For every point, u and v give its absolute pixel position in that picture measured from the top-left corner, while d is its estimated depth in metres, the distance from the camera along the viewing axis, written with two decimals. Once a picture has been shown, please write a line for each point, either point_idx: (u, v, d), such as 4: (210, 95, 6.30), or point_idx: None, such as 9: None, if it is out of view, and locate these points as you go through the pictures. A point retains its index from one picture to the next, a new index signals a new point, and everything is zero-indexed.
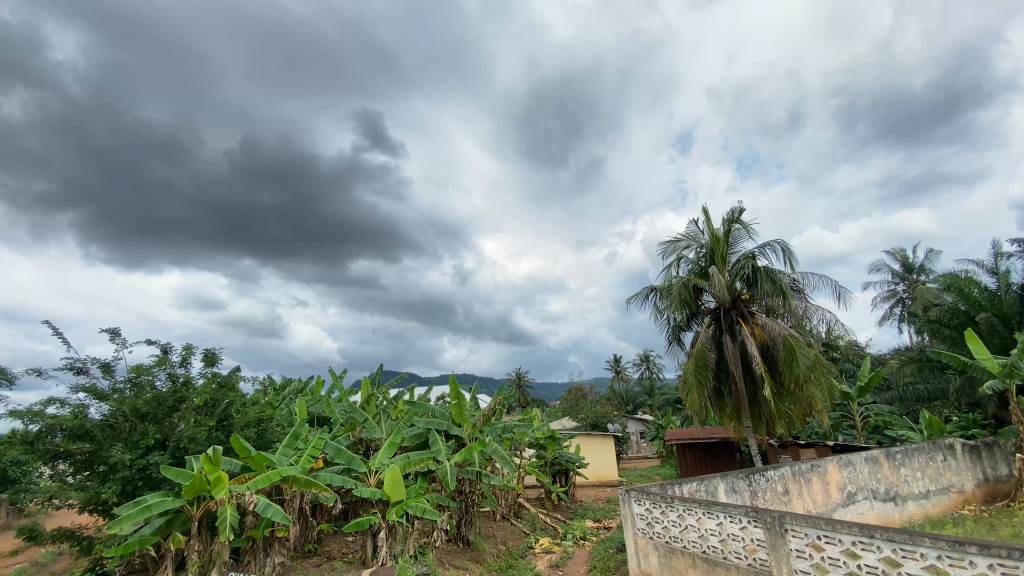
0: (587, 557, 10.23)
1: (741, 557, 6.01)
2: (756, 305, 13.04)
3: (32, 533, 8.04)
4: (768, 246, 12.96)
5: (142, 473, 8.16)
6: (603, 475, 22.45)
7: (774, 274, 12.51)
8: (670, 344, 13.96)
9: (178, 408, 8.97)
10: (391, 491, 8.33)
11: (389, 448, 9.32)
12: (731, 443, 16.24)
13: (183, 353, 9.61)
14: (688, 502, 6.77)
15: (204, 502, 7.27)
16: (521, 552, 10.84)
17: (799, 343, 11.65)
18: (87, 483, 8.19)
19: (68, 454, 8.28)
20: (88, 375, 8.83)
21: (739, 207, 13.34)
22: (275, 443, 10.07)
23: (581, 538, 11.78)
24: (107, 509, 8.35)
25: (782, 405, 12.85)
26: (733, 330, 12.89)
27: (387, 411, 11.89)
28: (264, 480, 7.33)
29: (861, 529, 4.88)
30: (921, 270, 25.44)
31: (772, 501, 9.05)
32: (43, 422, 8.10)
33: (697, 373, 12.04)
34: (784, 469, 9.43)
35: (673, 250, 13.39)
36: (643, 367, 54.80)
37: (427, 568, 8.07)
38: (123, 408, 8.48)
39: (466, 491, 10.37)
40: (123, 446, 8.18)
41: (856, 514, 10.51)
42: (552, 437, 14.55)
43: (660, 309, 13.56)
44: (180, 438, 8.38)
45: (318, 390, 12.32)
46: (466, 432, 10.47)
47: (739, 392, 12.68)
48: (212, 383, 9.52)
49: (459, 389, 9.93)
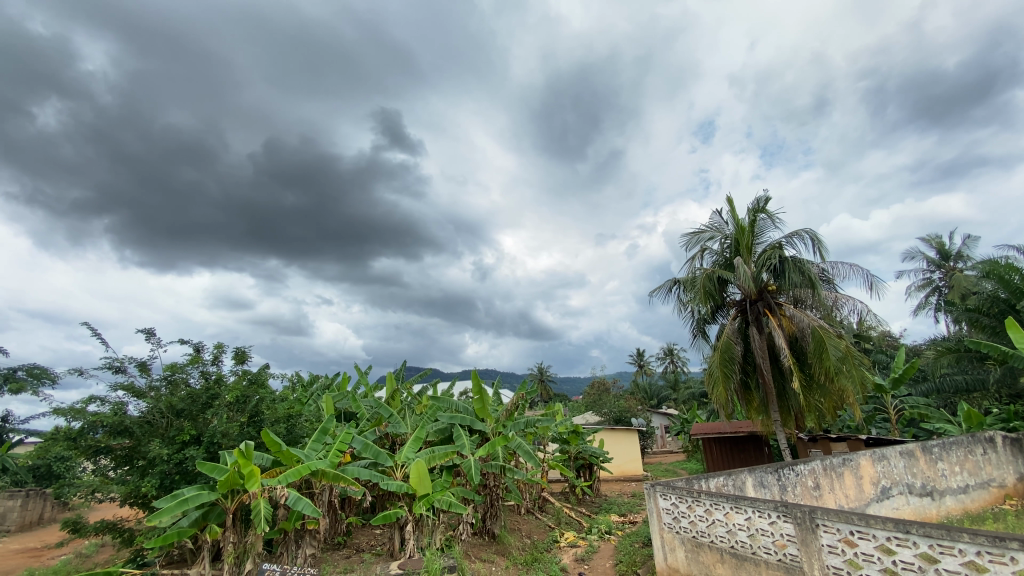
0: (612, 552, 10.21)
1: (771, 553, 5.91)
2: (784, 296, 12.74)
3: (77, 526, 8.43)
4: (796, 236, 12.65)
5: (179, 468, 8.45)
6: (628, 470, 22.30)
7: (802, 264, 12.20)
8: (695, 337, 13.75)
9: (211, 404, 9.23)
10: (417, 485, 8.42)
11: (414, 443, 9.42)
12: (759, 437, 15.93)
13: (215, 351, 9.86)
14: (715, 496, 6.67)
15: (238, 496, 7.49)
16: (547, 545, 10.88)
17: (829, 335, 11.35)
18: (128, 477, 8.54)
19: (108, 450, 8.65)
20: (126, 373, 9.17)
21: (765, 196, 13.06)
22: (305, 438, 10.28)
23: (606, 533, 11.76)
24: (147, 502, 8.63)
25: (812, 398, 12.56)
26: (760, 322, 12.63)
27: (412, 406, 12.03)
28: (294, 474, 7.48)
29: (896, 525, 4.75)
30: (958, 257, 24.48)
31: (803, 496, 8.86)
32: (84, 419, 8.44)
33: (723, 366, 11.79)
34: (815, 463, 9.21)
35: (696, 241, 13.19)
36: (667, 361, 54.09)
37: (455, 561, 8.14)
38: (159, 405, 8.79)
39: (491, 485, 10.49)
40: (160, 441, 8.49)
41: (891, 509, 10.20)
42: (575, 431, 14.52)
43: (684, 301, 13.37)
44: (213, 433, 8.66)
45: (344, 385, 12.54)
46: (489, 427, 10.53)
47: (767, 385, 12.43)
48: (242, 380, 9.78)
49: (481, 384, 9.98)
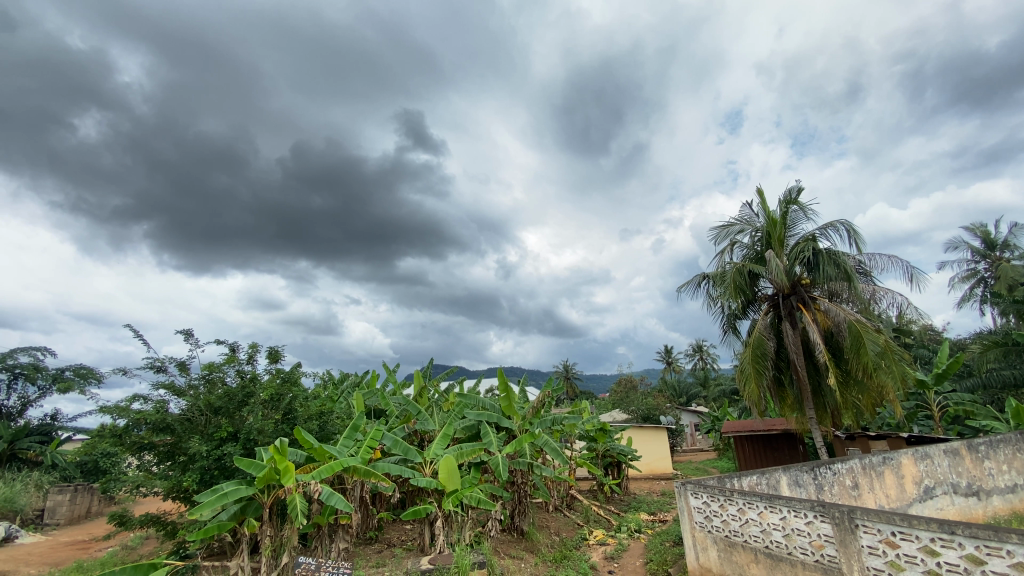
0: (642, 550, 10.10)
1: (807, 553, 5.74)
2: (818, 290, 12.35)
3: (123, 519, 8.83)
4: (831, 227, 12.24)
5: (218, 463, 8.76)
6: (657, 468, 22.01)
7: (837, 256, 11.80)
8: (725, 333, 13.47)
9: (247, 402, 9.50)
10: (446, 481, 8.50)
11: (442, 439, 9.51)
12: (793, 435, 15.52)
13: (250, 351, 10.13)
14: (748, 495, 6.52)
15: (274, 490, 7.69)
16: (575, 543, 10.83)
17: (867, 329, 10.94)
18: (170, 472, 8.89)
19: (151, 445, 9.03)
20: (167, 373, 9.52)
21: (797, 187, 12.69)
22: (336, 435, 10.50)
23: (636, 531, 11.65)
24: (188, 496, 8.97)
25: (849, 395, 12.16)
26: (794, 317, 12.28)
27: (440, 404, 12.14)
28: (327, 470, 7.64)
29: (940, 525, 4.56)
30: (1005, 246, 23.26)
31: (841, 495, 8.59)
32: (129, 417, 8.81)
33: (755, 363, 11.50)
34: (854, 462, 8.90)
35: (726, 234, 12.90)
36: (696, 358, 53.12)
37: (484, 557, 8.19)
38: (198, 403, 9.11)
39: (519, 482, 10.54)
40: (200, 438, 8.82)
41: (934, 509, 9.80)
42: (603, 429, 14.40)
43: (714, 296, 13.10)
44: (249, 430, 8.92)
45: (373, 383, 12.75)
46: (516, 424, 10.55)
47: (802, 382, 12.08)
48: (276, 378, 10.02)
49: (508, 381, 10.00)
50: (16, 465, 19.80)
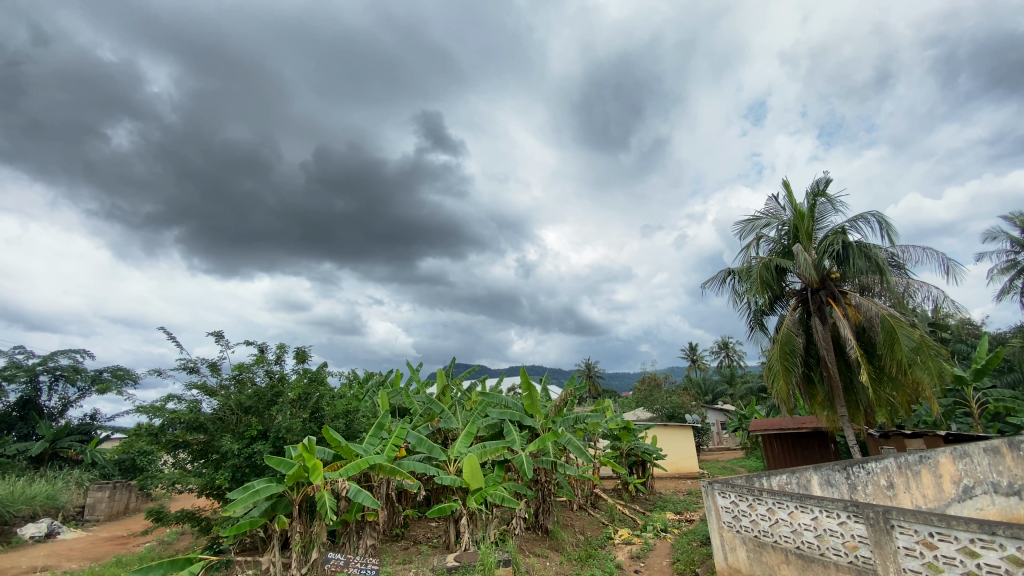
0: (669, 550, 10.00)
1: (841, 555, 5.60)
2: (849, 284, 12.01)
3: (160, 514, 9.14)
4: (861, 219, 11.88)
5: (248, 461, 8.97)
6: (682, 467, 21.72)
7: (868, 249, 11.43)
8: (752, 330, 13.20)
9: (276, 401, 9.72)
10: (470, 479, 8.53)
11: (466, 438, 9.57)
12: (824, 433, 15.15)
13: (278, 351, 10.35)
14: (778, 494, 6.38)
15: (303, 488, 7.85)
16: (601, 542, 10.77)
17: (901, 324, 10.57)
18: (203, 470, 9.17)
19: (186, 444, 9.34)
20: (200, 373, 9.80)
21: (825, 178, 12.35)
22: (362, 433, 10.66)
23: (662, 530, 11.54)
24: (221, 493, 9.22)
25: (883, 392, 11.81)
26: (823, 312, 11.97)
27: (462, 402, 12.19)
28: (354, 467, 7.77)
29: (980, 525, 4.39)
30: None
31: (875, 495, 8.34)
32: (164, 417, 9.11)
33: (783, 359, 11.23)
34: (888, 461, 8.63)
35: (752, 228, 12.64)
36: (722, 355, 52.01)
37: (509, 555, 8.21)
38: (229, 403, 9.37)
39: (542, 480, 10.54)
40: (232, 437, 9.08)
41: (974, 510, 9.46)
42: (627, 428, 14.28)
43: (740, 292, 12.85)
44: (278, 429, 9.15)
45: (398, 382, 12.90)
46: (539, 423, 10.54)
47: (832, 378, 11.76)
48: (303, 378, 10.22)
49: (530, 379, 10.00)
50: (58, 463, 20.67)
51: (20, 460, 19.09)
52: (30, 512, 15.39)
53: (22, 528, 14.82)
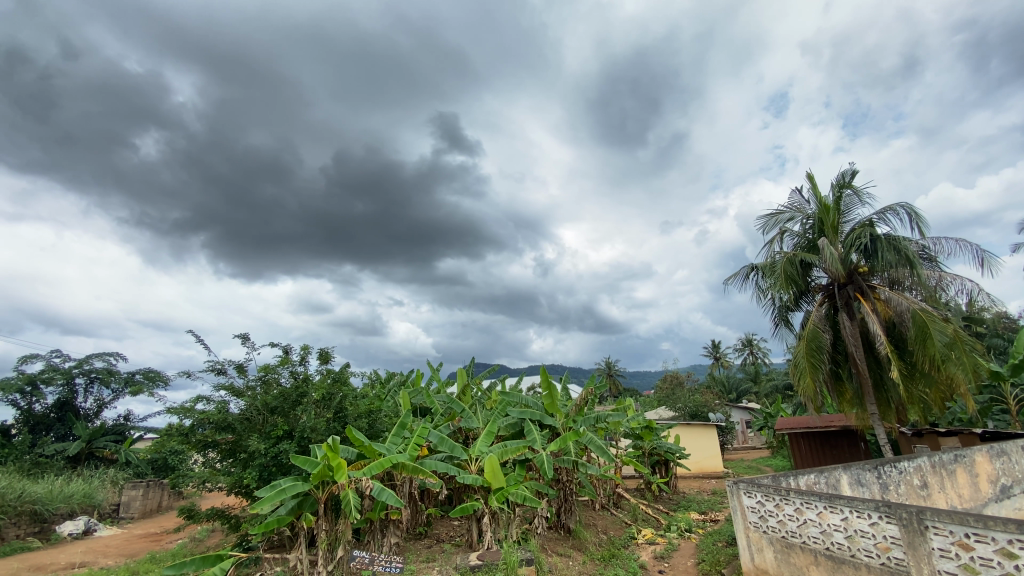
0: (693, 550, 9.86)
1: (872, 556, 5.45)
2: (878, 278, 11.67)
3: (191, 512, 9.40)
4: (890, 211, 11.54)
5: (275, 460, 9.16)
6: (707, 467, 21.42)
7: (897, 242, 11.08)
8: (776, 326, 12.94)
9: (301, 401, 9.91)
10: (491, 478, 8.55)
11: (487, 437, 9.61)
12: (853, 431, 14.78)
13: (302, 353, 10.54)
14: (806, 494, 6.24)
15: (328, 486, 7.97)
16: (624, 542, 10.70)
17: (933, 318, 10.20)
18: (232, 469, 9.39)
19: (215, 443, 9.59)
20: (227, 375, 10.04)
21: (851, 170, 12.03)
22: (385, 432, 10.77)
23: (686, 530, 11.39)
24: (249, 491, 9.43)
25: (915, 388, 11.46)
26: (851, 307, 11.66)
27: (483, 402, 12.21)
28: (377, 466, 7.86)
29: (1019, 527, 4.22)
30: None
31: (908, 495, 8.10)
32: (193, 417, 9.37)
33: (809, 356, 10.97)
34: (922, 460, 8.37)
35: (775, 223, 12.38)
36: (745, 352, 50.94)
37: (532, 555, 8.20)
38: (256, 403, 9.58)
39: (564, 480, 10.51)
40: (259, 436, 9.28)
41: (1012, 510, 9.14)
42: (649, 427, 14.14)
43: (764, 288, 12.60)
44: (304, 428, 9.34)
45: (418, 382, 13.00)
46: (560, 422, 10.52)
47: (861, 375, 11.44)
48: (327, 379, 10.39)
49: (550, 379, 9.98)
50: (95, 462, 21.42)
51: (58, 460, 19.83)
52: (68, 509, 15.97)
53: (62, 525, 15.39)
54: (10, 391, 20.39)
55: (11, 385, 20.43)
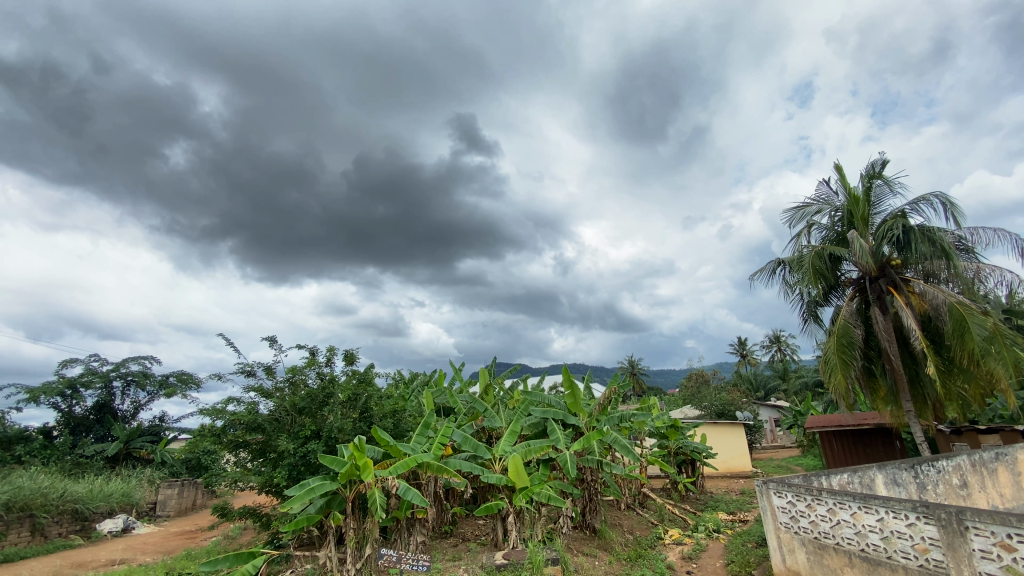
0: (722, 551, 9.69)
1: (910, 558, 5.27)
2: (911, 271, 11.27)
3: (225, 510, 9.67)
4: (923, 201, 11.13)
5: (303, 460, 9.36)
6: (735, 466, 21.04)
7: (931, 233, 10.68)
8: (805, 322, 12.62)
9: (328, 402, 10.11)
10: (515, 478, 8.55)
11: (510, 436, 9.63)
12: (888, 429, 14.32)
13: (328, 354, 10.74)
14: (839, 495, 6.07)
15: (355, 485, 8.09)
16: (651, 542, 10.58)
17: (972, 311, 9.78)
18: (263, 468, 9.62)
19: (246, 443, 9.85)
20: (256, 376, 10.29)
21: (881, 159, 11.65)
22: (410, 432, 10.89)
23: (714, 531, 11.20)
24: (279, 490, 9.64)
25: (953, 384, 11.04)
26: (884, 301, 11.30)
27: (505, 401, 12.22)
28: (402, 466, 7.94)
29: None
30: None
31: (947, 495, 7.84)
32: (225, 418, 9.64)
33: (840, 353, 10.65)
34: (961, 459, 8.09)
35: (802, 216, 12.08)
36: (773, 349, 49.82)
37: (558, 554, 8.19)
38: (284, 404, 9.80)
39: (588, 479, 10.45)
40: (288, 437, 9.49)
41: None
42: (674, 426, 13.97)
43: (791, 283, 12.30)
44: (332, 429, 9.53)
45: (441, 382, 13.11)
46: (583, 421, 10.47)
47: (895, 371, 11.09)
48: (352, 379, 10.56)
49: (573, 378, 9.93)
50: (132, 462, 22.22)
51: (98, 460, 20.63)
52: (108, 508, 16.59)
53: (102, 523, 16.00)
54: (52, 395, 21.28)
55: (52, 388, 21.32)
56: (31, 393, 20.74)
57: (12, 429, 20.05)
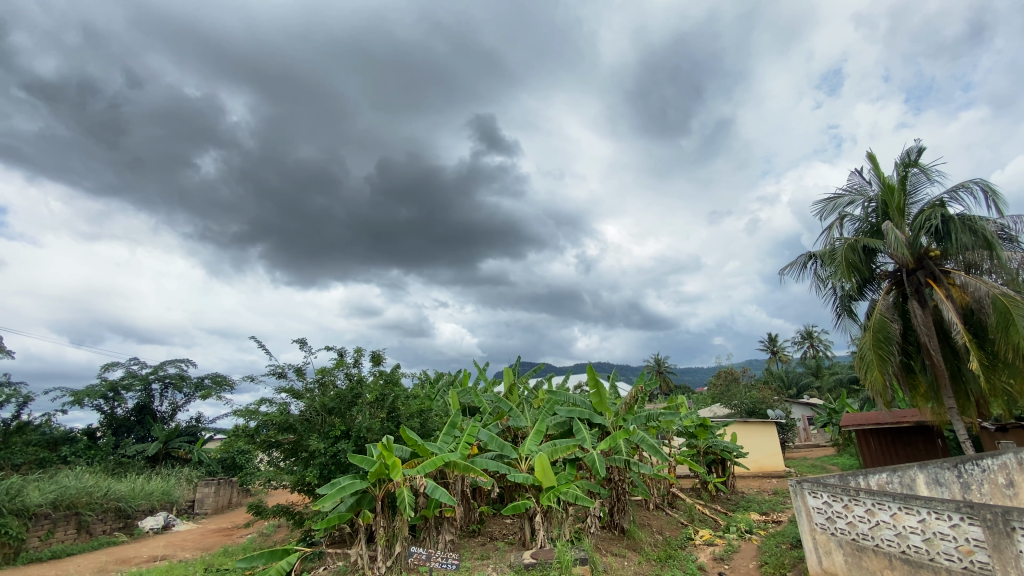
0: (755, 553, 9.48)
1: (954, 560, 5.07)
2: (952, 262, 10.81)
3: (259, 508, 9.94)
4: (962, 189, 10.67)
5: (334, 459, 9.55)
6: (766, 465, 20.56)
7: (972, 222, 10.23)
8: (839, 317, 12.23)
9: (356, 402, 10.29)
10: (542, 477, 8.54)
11: (536, 436, 9.62)
12: (929, 428, 13.77)
13: (355, 355, 10.92)
14: (878, 495, 5.88)
15: (384, 484, 8.20)
16: (681, 543, 10.43)
17: (1017, 303, 9.31)
18: (294, 467, 9.84)
19: (278, 443, 10.09)
20: (287, 378, 10.55)
21: (917, 147, 11.22)
22: (436, 432, 10.99)
23: (747, 532, 10.96)
24: (311, 489, 9.86)
25: (998, 379, 10.54)
26: (922, 294, 10.87)
27: (530, 400, 12.23)
28: (430, 465, 8.02)
29: None
30: None
31: (993, 495, 7.53)
32: (258, 419, 9.91)
33: (877, 348, 10.29)
34: (1007, 458, 7.80)
35: (833, 207, 11.72)
36: (806, 345, 48.44)
37: (586, 554, 8.15)
38: (314, 404, 10.01)
39: (616, 479, 10.35)
40: (319, 436, 9.70)
41: None
42: (703, 425, 13.74)
43: (823, 277, 11.95)
44: (360, 428, 9.71)
45: (467, 382, 13.20)
46: (609, 420, 10.39)
47: (936, 367, 10.65)
48: (380, 380, 10.73)
49: (598, 377, 9.87)
50: (171, 461, 23.07)
51: (138, 460, 21.50)
52: (149, 506, 17.27)
53: (143, 520, 16.67)
54: (95, 397, 22.25)
55: (95, 391, 22.31)
56: (75, 395, 21.74)
57: (59, 430, 21.01)
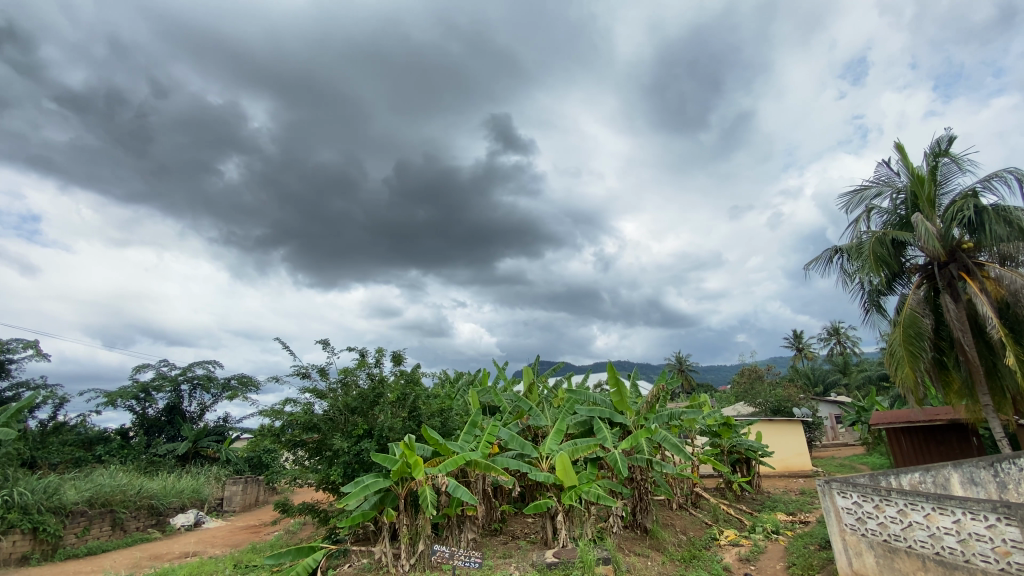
0: (782, 554, 9.31)
1: (990, 561, 4.90)
2: (986, 254, 10.44)
3: (286, 506, 10.13)
4: (996, 178, 10.29)
5: (357, 458, 9.69)
6: (793, 465, 20.13)
7: (1007, 212, 9.86)
8: (867, 313, 11.92)
9: (378, 401, 10.42)
10: (563, 476, 8.51)
11: (557, 435, 9.60)
12: (964, 426, 13.31)
13: (377, 355, 11.04)
14: (910, 495, 5.72)
15: (407, 483, 8.31)
16: (705, 543, 10.29)
17: None
18: (319, 466, 10.01)
19: (303, 442, 10.27)
20: (311, 378, 10.72)
21: (947, 135, 10.86)
22: (457, 430, 11.07)
23: (773, 532, 10.76)
24: (336, 487, 10.02)
25: None
26: (955, 288, 10.52)
27: (550, 399, 12.22)
28: (452, 463, 8.08)
29: None
30: None
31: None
32: (283, 419, 10.10)
33: (907, 344, 9.98)
34: None
35: (860, 200, 11.41)
36: (833, 342, 47.23)
37: (609, 553, 8.09)
38: (338, 404, 10.15)
39: (638, 478, 10.27)
40: (342, 436, 9.85)
41: None
42: (726, 423, 13.53)
43: (850, 272, 11.65)
44: (382, 428, 9.82)
45: (486, 381, 13.24)
46: (630, 419, 10.30)
47: (971, 363, 10.29)
48: (401, 379, 10.84)
49: (618, 376, 9.80)
50: (200, 460, 23.69)
51: (169, 459, 22.18)
52: (180, 503, 17.77)
53: (175, 518, 17.19)
54: (127, 398, 22.98)
55: (128, 392, 23.04)
56: (109, 396, 22.49)
57: (94, 429, 21.75)
